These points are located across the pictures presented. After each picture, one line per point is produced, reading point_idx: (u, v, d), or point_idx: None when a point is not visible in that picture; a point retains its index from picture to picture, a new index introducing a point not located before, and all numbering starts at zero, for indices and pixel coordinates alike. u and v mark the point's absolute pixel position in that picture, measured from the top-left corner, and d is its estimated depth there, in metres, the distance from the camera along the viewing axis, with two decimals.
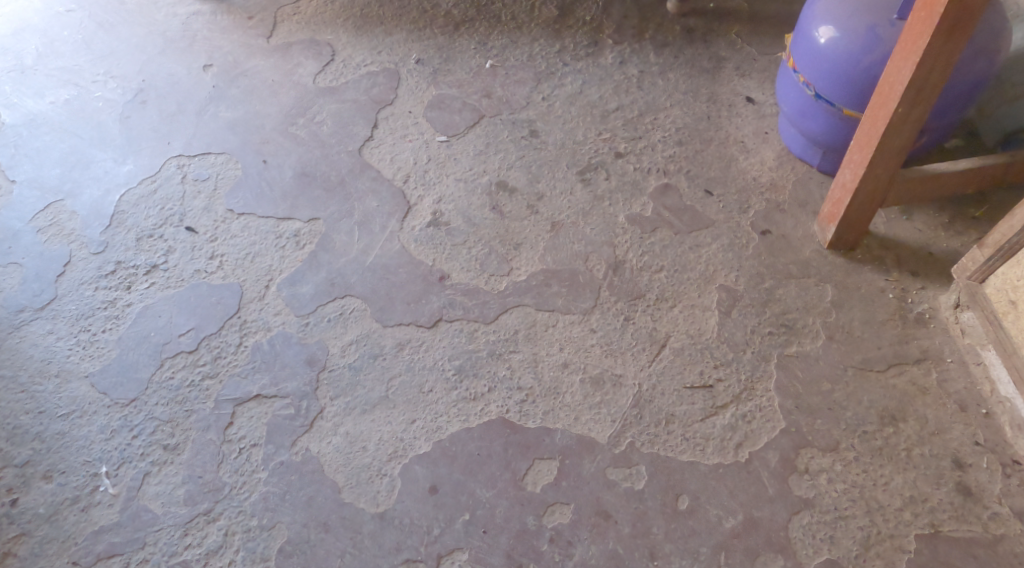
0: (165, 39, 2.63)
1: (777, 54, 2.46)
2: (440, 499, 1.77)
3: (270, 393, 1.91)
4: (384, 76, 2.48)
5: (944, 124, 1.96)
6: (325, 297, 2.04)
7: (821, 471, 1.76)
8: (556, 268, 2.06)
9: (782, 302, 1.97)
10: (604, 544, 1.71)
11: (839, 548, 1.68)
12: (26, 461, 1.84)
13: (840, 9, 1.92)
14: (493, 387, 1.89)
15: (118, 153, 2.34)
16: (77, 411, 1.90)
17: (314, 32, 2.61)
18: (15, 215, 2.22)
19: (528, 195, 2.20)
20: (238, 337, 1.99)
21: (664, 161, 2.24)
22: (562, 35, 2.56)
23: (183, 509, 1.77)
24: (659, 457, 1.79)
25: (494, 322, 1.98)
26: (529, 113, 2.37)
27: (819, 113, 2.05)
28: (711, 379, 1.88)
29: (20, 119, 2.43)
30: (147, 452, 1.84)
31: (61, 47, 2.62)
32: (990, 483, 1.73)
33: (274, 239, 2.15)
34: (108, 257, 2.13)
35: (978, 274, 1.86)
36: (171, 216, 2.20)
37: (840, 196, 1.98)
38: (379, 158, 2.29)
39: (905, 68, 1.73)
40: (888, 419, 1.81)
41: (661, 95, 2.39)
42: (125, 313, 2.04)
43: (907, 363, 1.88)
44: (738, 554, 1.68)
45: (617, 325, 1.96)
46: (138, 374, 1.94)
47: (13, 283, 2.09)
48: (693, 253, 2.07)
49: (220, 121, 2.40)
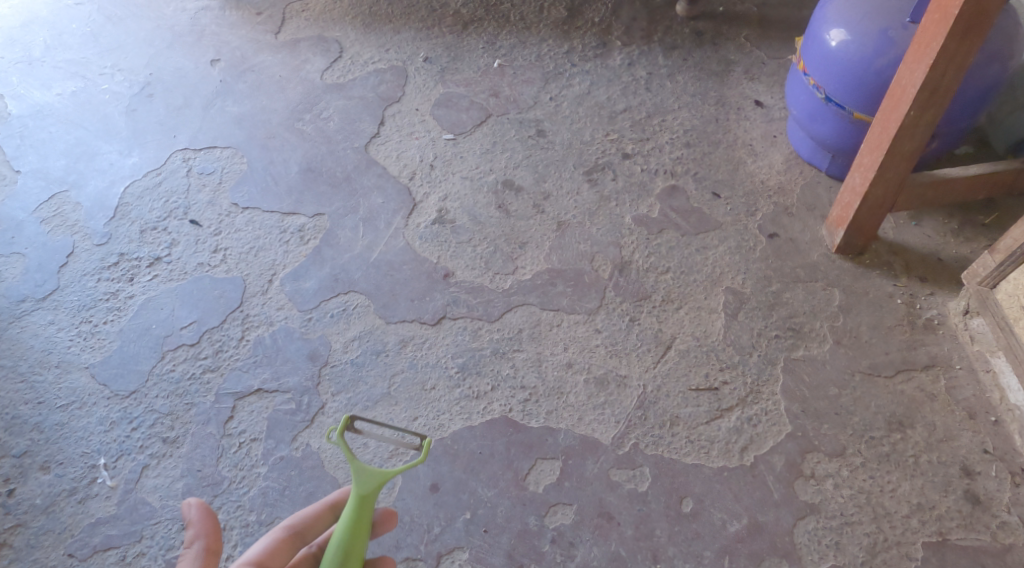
0: (173, 33, 2.62)
1: (787, 58, 2.45)
2: (441, 497, 1.75)
3: (271, 387, 1.89)
4: (392, 74, 2.47)
5: (956, 129, 1.94)
6: (328, 293, 2.03)
7: (827, 476, 1.74)
8: (562, 267, 2.05)
9: (789, 306, 1.96)
10: (606, 546, 1.69)
11: (845, 555, 1.66)
12: (23, 452, 1.82)
13: (853, 12, 1.91)
14: (497, 385, 1.87)
15: (123, 145, 2.33)
16: (77, 403, 1.88)
17: (323, 28, 2.60)
18: (19, 206, 2.21)
19: (534, 194, 2.18)
20: (241, 331, 1.97)
21: (671, 163, 2.23)
22: (570, 36, 2.55)
23: (181, 503, 1.76)
24: (663, 459, 1.77)
25: (498, 320, 1.97)
26: (537, 113, 2.36)
27: (829, 116, 2.03)
28: (716, 382, 1.86)
29: (27, 109, 2.43)
30: (146, 445, 1.83)
31: (70, 39, 2.62)
32: (999, 491, 1.71)
33: (279, 234, 2.13)
34: (111, 249, 2.12)
35: (989, 280, 1.85)
36: (175, 209, 2.19)
37: (850, 199, 1.97)
38: (385, 155, 2.28)
39: (918, 70, 1.72)
40: (895, 424, 1.79)
41: (669, 97, 2.38)
42: (127, 305, 2.02)
43: (915, 369, 1.86)
44: (741, 559, 1.66)
45: (623, 326, 1.95)
46: (139, 366, 1.93)
47: (15, 273, 2.08)
48: (700, 254, 2.05)
49: (227, 115, 2.39)
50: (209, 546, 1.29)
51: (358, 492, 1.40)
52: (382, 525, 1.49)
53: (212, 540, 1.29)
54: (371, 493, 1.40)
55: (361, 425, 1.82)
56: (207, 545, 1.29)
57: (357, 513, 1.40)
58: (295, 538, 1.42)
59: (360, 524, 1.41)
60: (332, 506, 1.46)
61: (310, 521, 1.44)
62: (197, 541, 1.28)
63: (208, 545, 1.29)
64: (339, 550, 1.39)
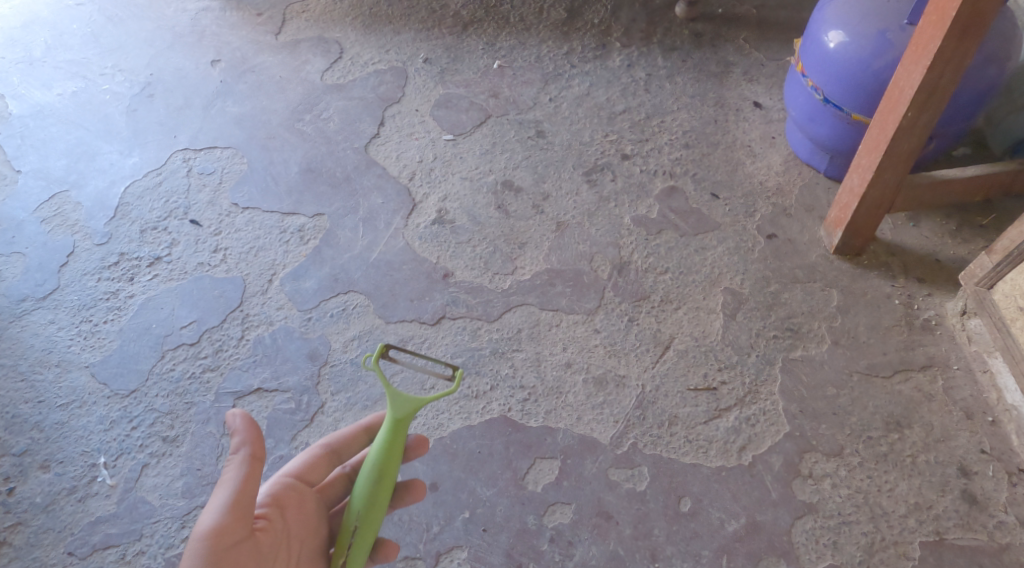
0: (173, 34, 2.63)
1: (786, 59, 2.46)
2: (440, 496, 1.75)
3: (271, 387, 1.89)
4: (392, 75, 2.48)
5: (953, 131, 1.95)
6: (328, 292, 2.03)
7: (824, 476, 1.74)
8: (561, 268, 2.05)
9: (787, 306, 1.96)
10: (605, 545, 1.69)
11: (842, 554, 1.66)
12: (23, 451, 1.83)
13: (851, 14, 1.92)
14: (496, 385, 1.88)
15: (123, 145, 2.34)
16: (77, 402, 1.89)
17: (323, 29, 2.61)
18: (19, 206, 2.21)
19: (534, 194, 2.19)
20: (240, 331, 1.98)
21: (670, 164, 2.23)
22: (570, 38, 2.56)
23: (181, 502, 1.76)
24: (662, 458, 1.78)
25: (498, 320, 1.97)
26: (536, 114, 2.36)
27: (828, 118, 2.04)
28: (715, 382, 1.86)
29: (28, 109, 2.43)
30: (146, 444, 1.83)
31: (70, 40, 2.63)
32: (996, 491, 1.71)
33: (279, 234, 2.14)
34: (111, 249, 2.13)
35: (987, 280, 1.86)
36: (175, 209, 2.20)
37: (847, 200, 1.97)
38: (385, 155, 2.29)
39: (916, 72, 1.73)
40: (893, 424, 1.80)
41: (668, 98, 2.38)
42: (127, 304, 2.03)
43: (913, 369, 1.86)
44: (739, 558, 1.67)
45: (622, 326, 1.95)
46: (139, 365, 1.93)
47: (16, 273, 2.09)
48: (698, 255, 2.06)
49: (227, 116, 2.40)
50: (254, 453, 1.34)
51: (394, 415, 1.42)
52: (413, 450, 1.54)
53: (258, 448, 1.34)
54: (406, 417, 1.43)
55: (396, 353, 1.92)
56: (253, 453, 1.34)
57: (392, 436, 1.43)
58: (331, 455, 1.50)
59: (394, 445, 1.43)
60: (367, 429, 1.52)
61: (347, 441, 1.51)
62: (243, 448, 1.33)
63: (253, 452, 1.34)
64: (374, 469, 1.42)
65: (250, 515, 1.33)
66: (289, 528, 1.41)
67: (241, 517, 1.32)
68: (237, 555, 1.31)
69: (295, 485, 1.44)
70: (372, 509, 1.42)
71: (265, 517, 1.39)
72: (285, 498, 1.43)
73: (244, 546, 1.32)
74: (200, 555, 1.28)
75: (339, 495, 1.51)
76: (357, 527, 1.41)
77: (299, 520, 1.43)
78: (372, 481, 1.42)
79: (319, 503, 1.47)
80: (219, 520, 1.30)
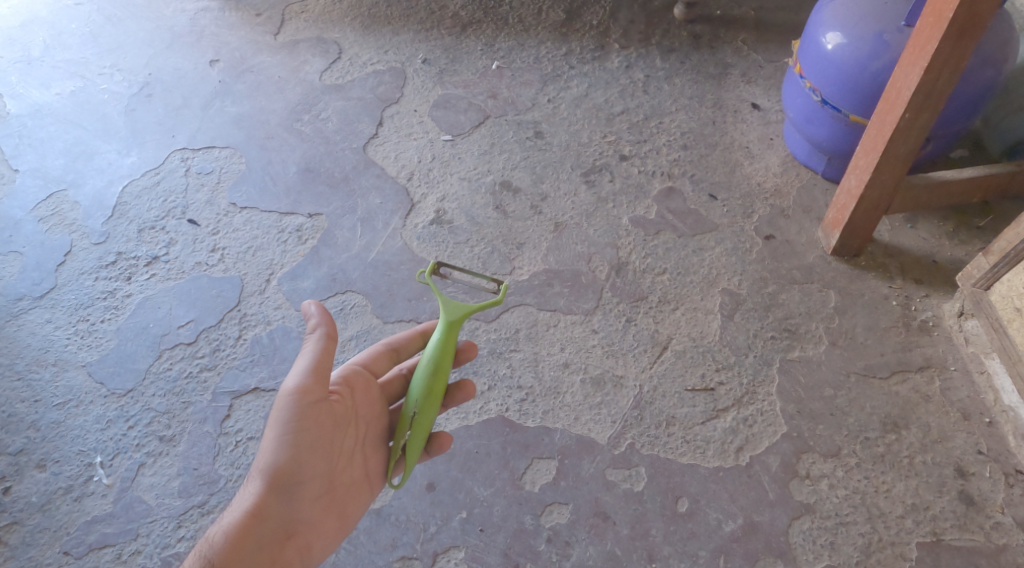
0: (172, 34, 2.63)
1: (784, 61, 2.47)
2: (437, 496, 1.75)
3: (268, 386, 1.89)
4: (391, 75, 2.48)
5: (951, 132, 1.96)
6: (326, 292, 2.03)
7: (822, 476, 1.74)
8: (559, 268, 2.05)
9: (784, 307, 1.96)
10: (602, 545, 1.69)
11: (839, 554, 1.66)
12: (19, 450, 1.82)
13: (848, 15, 1.92)
14: (493, 385, 1.88)
15: (121, 145, 2.34)
16: (74, 401, 1.88)
17: (322, 30, 2.61)
18: (16, 205, 2.21)
19: (532, 195, 2.19)
20: (238, 330, 1.98)
21: (668, 165, 2.23)
22: (569, 39, 2.56)
23: (177, 501, 1.76)
24: (659, 459, 1.78)
25: (495, 320, 1.97)
26: (535, 115, 2.36)
27: (825, 119, 2.04)
28: (712, 382, 1.86)
29: (26, 109, 2.43)
30: (142, 444, 1.83)
31: (69, 39, 2.63)
32: (993, 492, 1.71)
33: (277, 233, 2.14)
34: (108, 248, 2.12)
35: (984, 281, 1.86)
36: (173, 208, 2.20)
37: (845, 201, 1.98)
38: (384, 155, 2.29)
39: (913, 73, 1.73)
40: (890, 425, 1.80)
41: (667, 100, 2.38)
42: (124, 304, 2.03)
43: (910, 370, 1.86)
44: (737, 558, 1.67)
45: (619, 326, 1.95)
46: (136, 364, 1.93)
47: (13, 272, 2.08)
48: (696, 256, 2.06)
49: (226, 115, 2.40)
50: (329, 333, 1.50)
51: (447, 318, 1.53)
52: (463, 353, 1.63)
53: (332, 328, 1.50)
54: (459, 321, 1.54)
55: None
56: (328, 331, 1.50)
57: (446, 338, 1.54)
58: (392, 352, 1.61)
59: (449, 346, 1.54)
60: (422, 333, 1.64)
61: (406, 341, 1.62)
62: (319, 328, 1.49)
63: (328, 332, 1.50)
64: (431, 364, 1.53)
65: (327, 382, 1.48)
66: (358, 407, 1.54)
67: (320, 381, 1.47)
68: (316, 414, 1.45)
69: (362, 371, 1.56)
70: (429, 401, 1.52)
71: (337, 393, 1.52)
72: (354, 381, 1.54)
73: (323, 406, 1.47)
74: (287, 409, 1.44)
75: (396, 393, 1.61)
76: (415, 414, 1.51)
77: (365, 403, 1.55)
78: (429, 375, 1.52)
79: (381, 394, 1.58)
80: (302, 380, 1.45)
